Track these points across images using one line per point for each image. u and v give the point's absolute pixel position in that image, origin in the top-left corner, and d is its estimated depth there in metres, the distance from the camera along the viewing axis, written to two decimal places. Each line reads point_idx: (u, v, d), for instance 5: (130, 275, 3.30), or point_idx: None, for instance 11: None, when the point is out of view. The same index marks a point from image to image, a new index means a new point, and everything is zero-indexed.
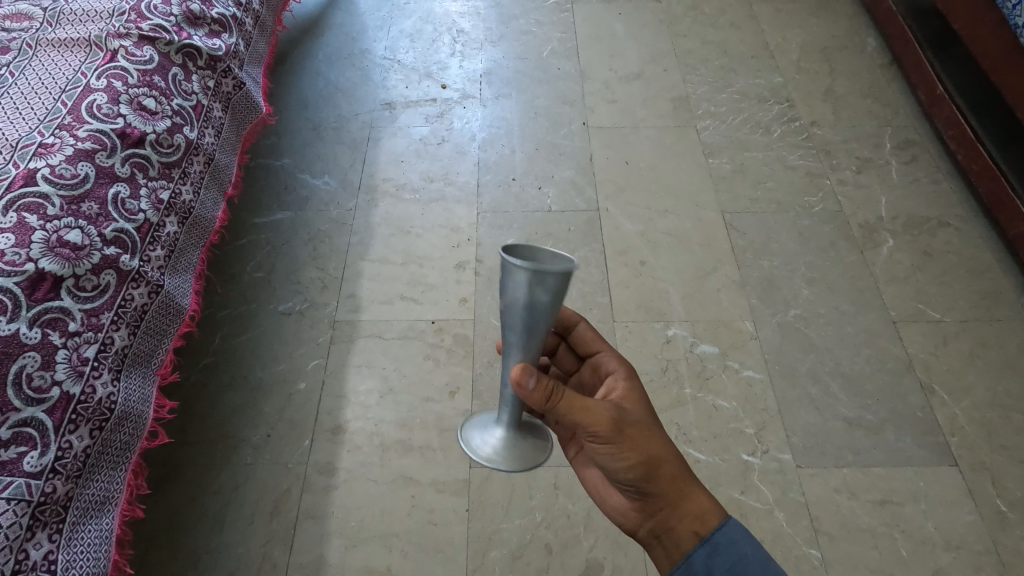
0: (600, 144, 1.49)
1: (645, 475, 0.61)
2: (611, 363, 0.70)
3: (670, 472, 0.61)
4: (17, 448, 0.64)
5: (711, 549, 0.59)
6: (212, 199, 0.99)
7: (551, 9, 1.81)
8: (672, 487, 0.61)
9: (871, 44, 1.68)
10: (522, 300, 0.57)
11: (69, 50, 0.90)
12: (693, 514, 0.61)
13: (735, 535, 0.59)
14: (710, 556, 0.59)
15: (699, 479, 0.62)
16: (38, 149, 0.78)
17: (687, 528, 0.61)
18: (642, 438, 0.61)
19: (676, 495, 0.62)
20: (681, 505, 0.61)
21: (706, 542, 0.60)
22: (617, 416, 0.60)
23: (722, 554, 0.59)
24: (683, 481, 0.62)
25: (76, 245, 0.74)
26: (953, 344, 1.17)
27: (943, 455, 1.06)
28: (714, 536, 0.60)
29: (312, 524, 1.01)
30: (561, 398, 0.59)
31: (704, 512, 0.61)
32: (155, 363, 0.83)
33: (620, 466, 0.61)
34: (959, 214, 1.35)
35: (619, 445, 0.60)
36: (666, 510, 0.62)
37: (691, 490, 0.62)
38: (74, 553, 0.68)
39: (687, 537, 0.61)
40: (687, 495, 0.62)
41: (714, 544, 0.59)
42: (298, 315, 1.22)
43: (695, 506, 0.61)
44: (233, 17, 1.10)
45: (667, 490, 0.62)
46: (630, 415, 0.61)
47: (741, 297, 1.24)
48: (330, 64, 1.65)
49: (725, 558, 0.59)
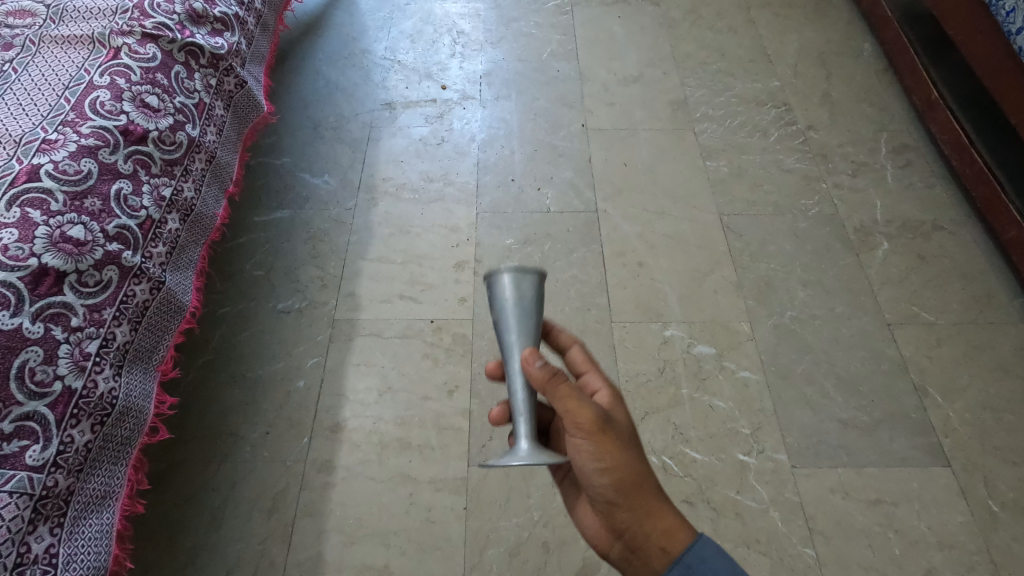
0: (598, 146, 1.50)
1: (617, 483, 0.60)
2: (595, 382, 0.69)
3: (641, 484, 0.61)
4: (19, 441, 0.65)
5: (686, 569, 0.58)
6: (213, 197, 0.99)
7: (551, 11, 1.82)
8: (641, 503, 0.61)
9: (867, 49, 1.70)
10: (513, 300, 0.64)
11: (72, 47, 0.91)
12: (660, 533, 0.60)
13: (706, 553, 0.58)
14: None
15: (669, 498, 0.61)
16: (42, 145, 0.78)
17: (652, 546, 0.60)
18: (620, 445, 0.60)
19: (642, 511, 0.61)
20: (648, 520, 0.60)
21: (677, 561, 0.58)
22: (600, 416, 0.59)
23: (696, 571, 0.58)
24: (652, 496, 0.61)
25: (79, 241, 0.74)
26: (947, 346, 1.19)
27: (937, 456, 1.07)
28: (687, 555, 0.59)
29: (310, 521, 1.01)
30: (563, 383, 0.59)
31: (671, 529, 0.60)
32: (155, 359, 0.83)
33: (595, 470, 0.60)
34: (954, 217, 1.36)
35: (596, 446, 0.59)
36: (633, 528, 0.61)
37: (658, 508, 0.61)
38: (74, 547, 0.68)
39: (656, 556, 0.60)
40: (658, 511, 0.61)
41: (688, 564, 0.58)
42: (297, 313, 1.22)
43: (663, 522, 0.60)
44: (235, 16, 1.10)
45: (636, 504, 0.60)
46: (612, 418, 0.61)
47: (738, 298, 1.25)
48: (331, 64, 1.65)
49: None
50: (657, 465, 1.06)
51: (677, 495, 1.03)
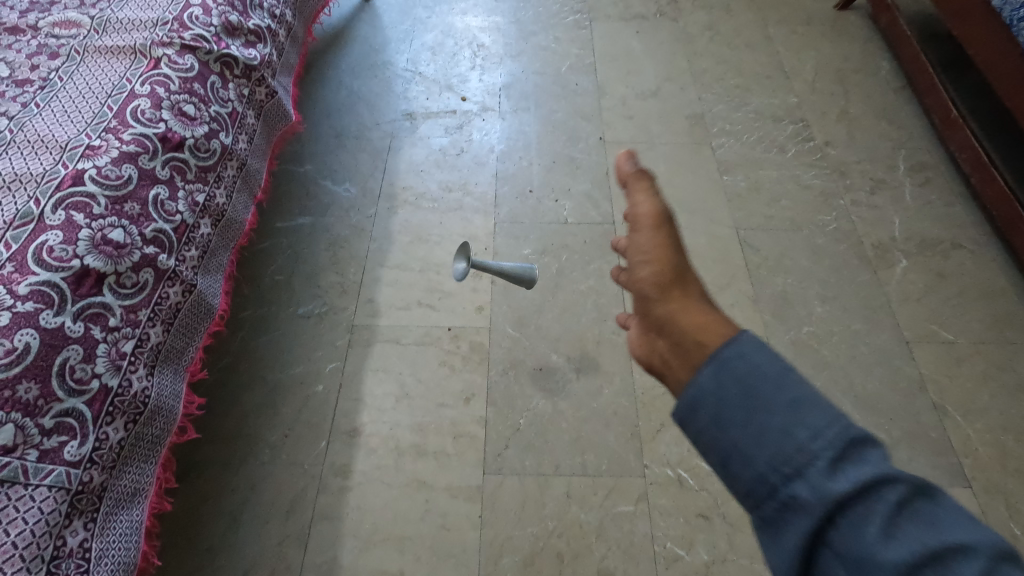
0: (616, 159, 1.51)
1: (661, 274, 0.49)
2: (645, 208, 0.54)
3: (685, 286, 0.48)
4: (58, 437, 0.66)
5: (718, 365, 0.38)
6: (243, 203, 1.02)
7: (570, 26, 1.85)
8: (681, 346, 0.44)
9: (886, 67, 1.71)
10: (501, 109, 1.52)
11: (115, 57, 0.94)
12: (701, 329, 0.43)
13: (746, 341, 0.38)
14: (714, 373, 0.38)
15: (710, 299, 0.47)
16: (86, 151, 0.81)
17: (690, 347, 0.43)
18: (674, 245, 0.51)
19: (679, 306, 0.46)
20: (682, 315, 0.46)
21: (710, 359, 0.39)
22: (663, 212, 0.53)
23: (729, 421, 0.36)
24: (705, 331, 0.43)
25: (118, 244, 0.77)
26: (966, 365, 1.18)
27: (956, 477, 1.06)
28: (720, 350, 0.39)
29: (327, 525, 1.02)
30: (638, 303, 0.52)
31: (724, 329, 0.42)
32: (185, 361, 0.86)
33: (640, 260, 0.51)
34: (973, 236, 1.36)
35: (644, 233, 0.52)
36: (668, 322, 0.46)
37: (702, 310, 0.46)
38: (106, 542, 0.70)
39: (694, 356, 0.42)
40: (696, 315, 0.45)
41: (720, 360, 0.38)
42: (317, 318, 1.24)
43: (708, 320, 0.44)
44: (268, 28, 1.13)
45: (671, 299, 0.47)
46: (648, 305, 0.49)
47: (754, 313, 1.25)
48: (354, 75, 1.68)
49: (770, 445, 0.34)
50: (672, 478, 1.06)
51: (693, 508, 1.03)
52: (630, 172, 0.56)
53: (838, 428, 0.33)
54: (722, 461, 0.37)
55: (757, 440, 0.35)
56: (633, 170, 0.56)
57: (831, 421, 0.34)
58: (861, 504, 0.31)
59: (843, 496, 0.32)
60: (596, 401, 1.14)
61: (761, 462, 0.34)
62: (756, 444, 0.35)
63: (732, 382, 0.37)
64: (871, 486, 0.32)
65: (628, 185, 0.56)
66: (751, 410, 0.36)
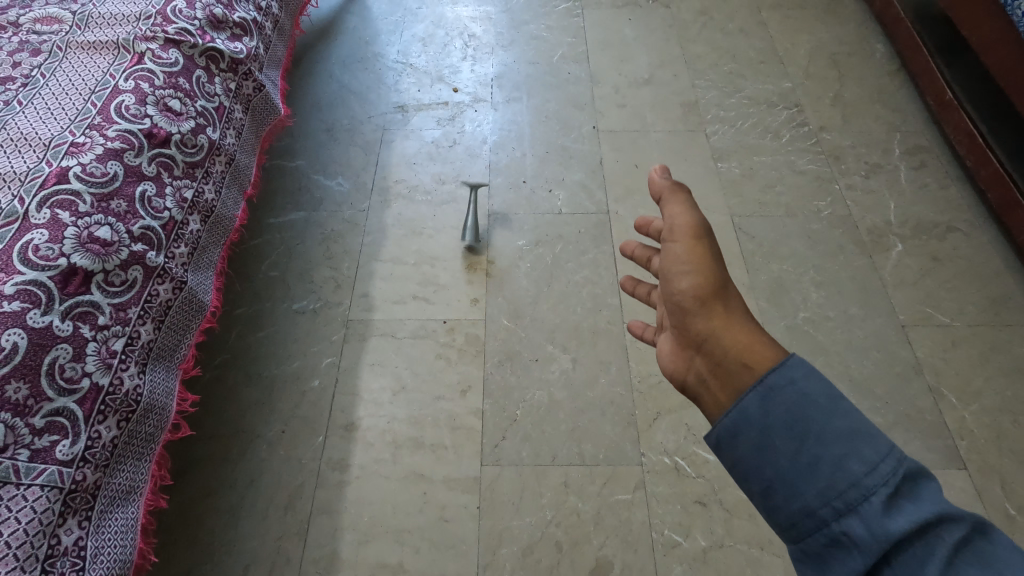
0: (609, 148, 1.50)
1: (701, 288, 0.53)
2: (681, 220, 0.57)
3: (726, 298, 0.53)
4: (49, 436, 0.66)
5: (768, 392, 0.43)
6: (233, 199, 1.02)
7: (562, 14, 1.83)
8: (724, 366, 0.49)
9: (880, 50, 1.70)
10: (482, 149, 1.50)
11: (98, 52, 0.93)
12: (746, 351, 0.48)
13: (798, 372, 0.42)
14: (766, 403, 0.42)
15: (750, 315, 0.52)
16: (70, 148, 0.80)
17: (735, 367, 0.48)
18: (712, 256, 0.55)
19: (721, 322, 0.52)
20: (724, 334, 0.51)
21: (759, 386, 0.43)
22: (699, 224, 0.56)
23: (778, 450, 0.41)
24: (750, 350, 0.48)
25: (106, 242, 0.76)
26: (962, 348, 1.18)
27: (953, 459, 1.07)
28: (769, 377, 0.43)
29: (326, 519, 1.03)
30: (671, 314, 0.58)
31: (767, 351, 0.47)
32: (177, 358, 0.86)
33: (679, 272, 0.55)
34: (969, 219, 1.36)
35: (679, 248, 0.56)
36: (712, 337, 0.51)
37: (742, 326, 0.51)
38: (101, 540, 0.70)
39: (739, 376, 0.47)
40: (739, 334, 0.50)
41: (770, 387, 0.43)
42: (312, 313, 1.24)
43: (750, 340, 0.49)
44: (254, 21, 1.12)
45: (713, 314, 0.52)
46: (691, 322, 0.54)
47: (750, 299, 1.25)
48: (344, 68, 1.67)
49: (823, 477, 0.39)
50: (669, 466, 1.06)
51: (690, 496, 1.03)
52: (661, 182, 0.59)
53: (892, 462, 0.37)
54: (766, 491, 0.41)
55: (807, 473, 0.39)
56: (666, 182, 0.59)
57: (885, 454, 0.38)
58: (914, 537, 0.36)
59: (899, 534, 0.36)
60: (592, 391, 1.14)
61: (810, 494, 0.39)
62: (807, 475, 0.39)
63: (786, 412, 0.41)
64: (929, 522, 0.36)
65: (661, 198, 0.59)
66: (802, 439, 0.40)
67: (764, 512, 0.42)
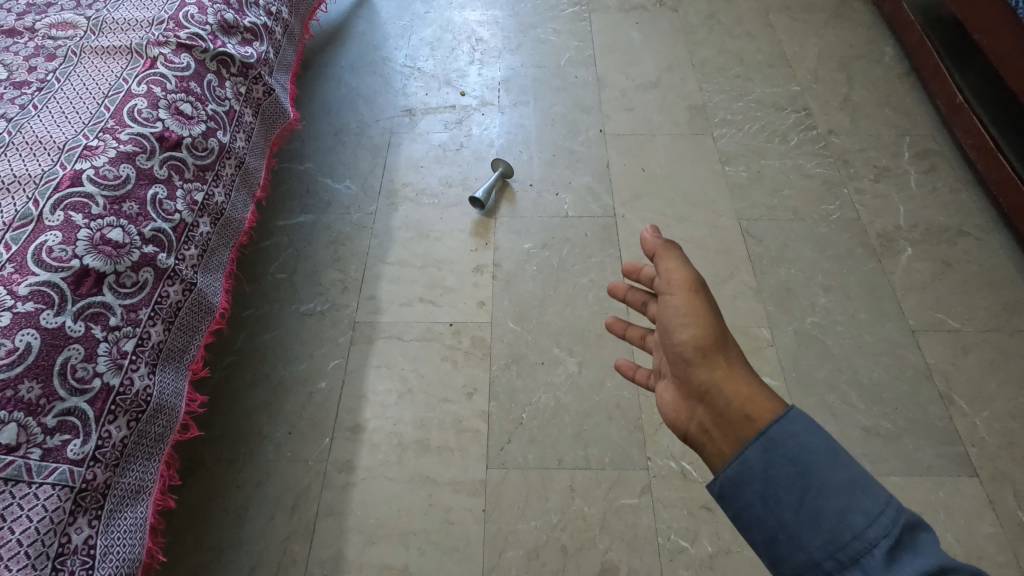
0: (616, 151, 1.50)
1: (701, 339, 0.57)
2: (676, 276, 0.60)
3: (724, 350, 0.57)
4: (61, 435, 0.67)
5: (769, 443, 0.48)
6: (242, 201, 1.03)
7: (569, 18, 1.84)
8: (725, 417, 0.53)
9: (889, 53, 1.69)
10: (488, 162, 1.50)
11: (111, 57, 0.94)
12: (748, 404, 0.52)
13: (798, 425, 0.47)
14: (769, 455, 0.48)
15: (749, 365, 0.55)
16: (83, 151, 0.81)
17: (737, 418, 0.52)
18: (709, 308, 0.58)
19: (721, 373, 0.55)
20: (726, 384, 0.54)
21: (761, 436, 0.48)
22: (695, 278, 0.59)
23: (784, 503, 0.45)
24: (748, 403, 0.52)
25: (117, 244, 0.77)
26: (972, 353, 1.17)
27: (963, 466, 1.06)
28: (770, 429, 0.49)
29: (332, 521, 1.03)
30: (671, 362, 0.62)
31: (766, 402, 0.51)
32: (186, 359, 0.87)
33: (678, 325, 0.59)
34: (979, 223, 1.35)
35: (678, 301, 0.59)
36: (713, 388, 0.55)
37: (742, 377, 0.55)
38: (111, 539, 0.71)
39: (741, 428, 0.51)
40: (740, 386, 0.53)
41: (772, 438, 0.48)
42: (320, 315, 1.25)
43: (751, 392, 0.53)
44: (264, 26, 1.13)
45: (714, 365, 0.56)
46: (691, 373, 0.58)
47: (757, 304, 1.25)
48: (352, 72, 1.68)
49: (826, 528, 0.43)
50: (675, 470, 1.06)
51: (696, 500, 1.03)
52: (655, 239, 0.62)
53: (890, 513, 0.41)
54: (771, 541, 0.45)
55: (809, 523, 0.44)
56: (659, 242, 0.62)
57: (884, 506, 0.42)
58: None
59: None
60: (599, 394, 1.14)
61: (815, 545, 0.43)
62: (810, 526, 0.43)
63: (788, 465, 0.46)
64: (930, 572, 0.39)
65: (656, 255, 0.63)
66: (805, 491, 0.45)
67: (771, 562, 0.46)
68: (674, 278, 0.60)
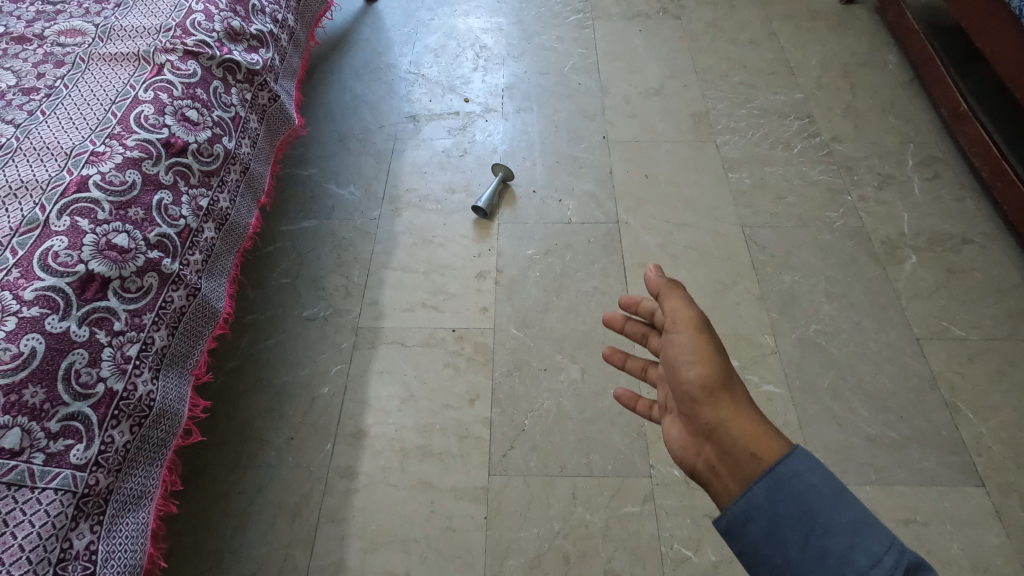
0: (619, 158, 1.51)
1: (708, 378, 0.57)
2: (681, 313, 0.60)
3: (731, 388, 0.56)
4: (64, 440, 0.67)
5: (773, 482, 0.48)
6: (247, 207, 1.03)
7: (572, 25, 1.85)
8: (732, 458, 0.53)
9: (892, 61, 1.69)
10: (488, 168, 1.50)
11: (119, 64, 0.95)
12: (755, 444, 0.52)
13: (803, 464, 0.48)
14: (774, 493, 0.48)
15: (755, 403, 0.56)
16: (90, 157, 0.82)
17: (743, 457, 0.52)
18: (715, 346, 0.58)
19: (727, 411, 0.55)
20: (732, 422, 0.54)
21: (768, 475, 0.48)
22: (699, 316, 0.59)
23: (788, 541, 0.45)
24: (756, 442, 0.52)
25: (123, 249, 0.78)
26: (977, 362, 1.17)
27: (969, 475, 1.05)
28: (777, 469, 0.49)
29: (334, 527, 1.03)
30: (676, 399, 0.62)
31: (772, 442, 0.51)
32: (189, 364, 0.87)
33: (685, 363, 0.58)
34: (984, 231, 1.35)
35: (684, 338, 0.59)
36: (720, 426, 0.55)
37: (748, 415, 0.55)
38: (112, 545, 0.70)
39: (748, 467, 0.51)
40: (746, 426, 0.53)
41: (777, 477, 0.48)
42: (322, 321, 1.25)
43: (758, 431, 0.53)
44: (270, 33, 1.14)
45: (721, 404, 0.55)
46: (697, 411, 0.58)
47: (761, 311, 1.24)
48: (357, 78, 1.69)
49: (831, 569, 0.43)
50: (679, 478, 1.05)
51: (700, 508, 1.02)
52: (658, 276, 0.62)
53: (893, 553, 0.42)
54: None
55: (816, 563, 0.43)
56: (662, 280, 0.62)
57: (887, 547, 0.42)
58: None
59: None
60: (601, 401, 1.14)
61: None
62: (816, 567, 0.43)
63: (793, 504, 0.46)
64: None
65: (658, 293, 0.62)
66: (809, 531, 0.45)
67: None
68: (677, 317, 0.60)
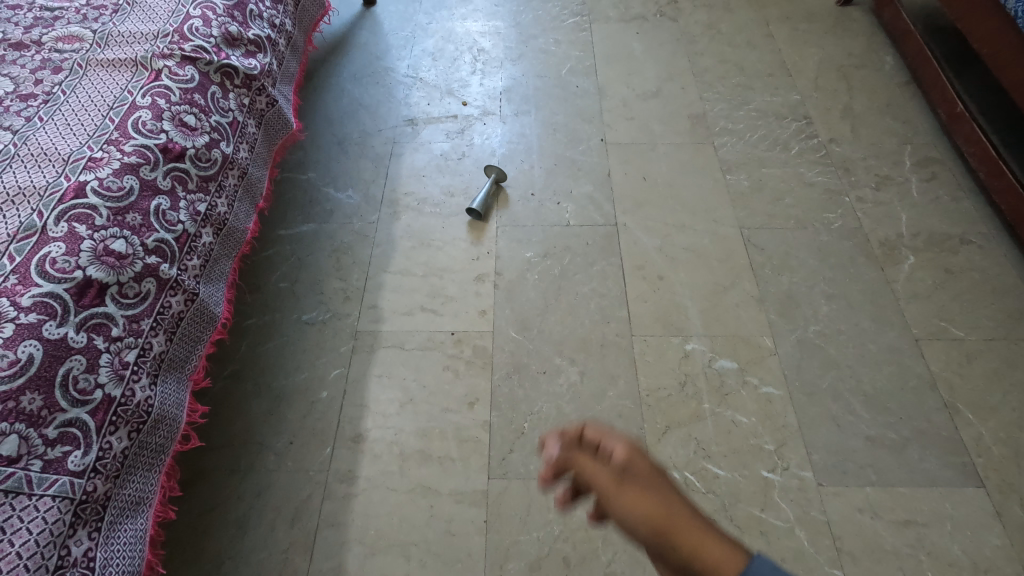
0: (617, 160, 1.51)
1: (648, 520, 0.56)
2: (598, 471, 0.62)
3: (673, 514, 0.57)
4: (62, 447, 0.67)
5: None
6: (245, 211, 1.03)
7: (570, 29, 1.85)
8: None
9: (889, 62, 1.69)
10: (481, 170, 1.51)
11: (116, 69, 0.95)
12: (715, 562, 0.51)
13: None
14: None
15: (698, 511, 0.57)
16: (88, 163, 0.82)
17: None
18: (641, 483, 0.59)
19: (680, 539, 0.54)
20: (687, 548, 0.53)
21: None
22: (619, 462, 0.62)
23: None
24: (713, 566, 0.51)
25: (120, 255, 0.78)
26: (977, 363, 1.17)
27: (969, 476, 1.05)
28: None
29: (333, 532, 1.02)
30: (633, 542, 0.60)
31: (725, 549, 0.51)
32: (188, 369, 0.87)
33: (622, 516, 0.58)
34: (982, 231, 1.35)
35: (617, 496, 0.59)
36: (684, 559, 0.53)
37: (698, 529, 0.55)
38: (110, 551, 0.70)
39: None
40: (703, 542, 0.53)
41: None
42: (321, 325, 1.25)
43: (709, 542, 0.53)
44: (268, 38, 1.14)
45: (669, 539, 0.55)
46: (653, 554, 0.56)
47: (760, 312, 1.24)
48: (355, 82, 1.69)
49: None
50: (679, 480, 1.05)
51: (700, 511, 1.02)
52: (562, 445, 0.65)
53: None
54: None
55: None
56: (568, 454, 0.64)
57: None
58: None
59: None
60: (601, 404, 1.14)
61: None
62: None
63: None
64: None
65: (569, 464, 0.64)
66: None
67: None
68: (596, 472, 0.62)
